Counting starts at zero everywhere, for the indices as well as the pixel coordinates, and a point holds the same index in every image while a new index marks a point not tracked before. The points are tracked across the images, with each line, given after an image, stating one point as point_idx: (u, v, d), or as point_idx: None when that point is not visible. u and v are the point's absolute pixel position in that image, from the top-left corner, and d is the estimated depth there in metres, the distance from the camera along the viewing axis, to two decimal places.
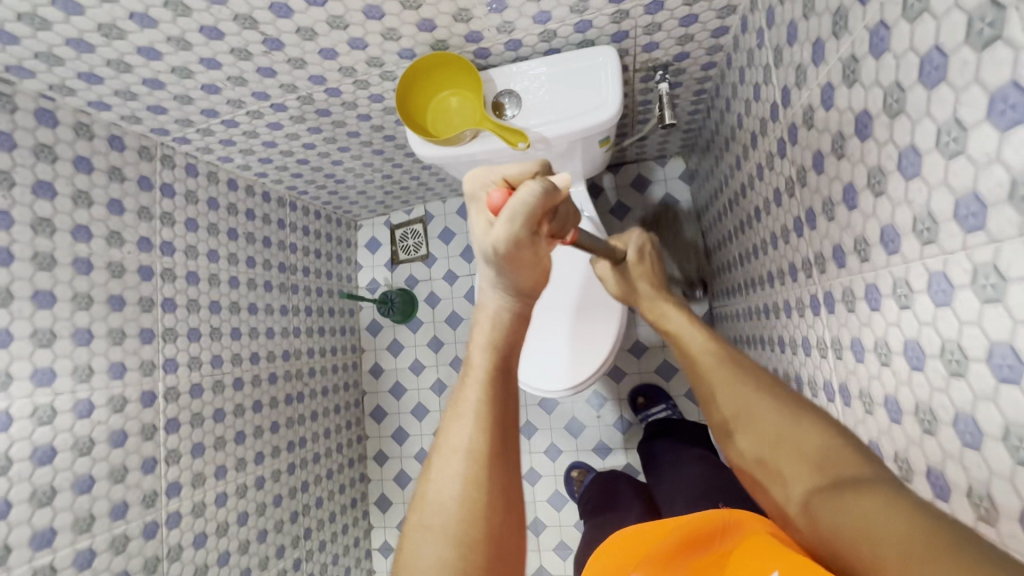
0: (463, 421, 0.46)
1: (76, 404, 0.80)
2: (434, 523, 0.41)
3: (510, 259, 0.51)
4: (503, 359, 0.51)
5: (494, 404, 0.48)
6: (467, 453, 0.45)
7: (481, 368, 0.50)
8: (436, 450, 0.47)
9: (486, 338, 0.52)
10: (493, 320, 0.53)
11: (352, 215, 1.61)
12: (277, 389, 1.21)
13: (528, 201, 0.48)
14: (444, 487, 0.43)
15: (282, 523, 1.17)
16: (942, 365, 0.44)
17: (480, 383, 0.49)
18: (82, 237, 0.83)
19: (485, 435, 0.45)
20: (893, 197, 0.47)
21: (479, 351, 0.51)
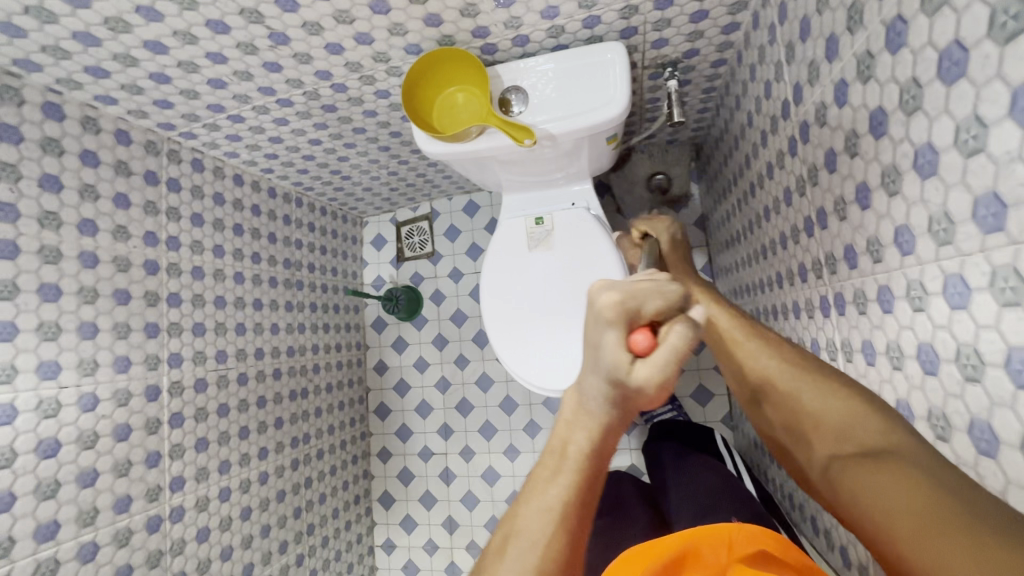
0: (545, 514, 0.39)
1: (80, 397, 0.80)
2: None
3: (641, 395, 0.40)
4: (600, 455, 0.42)
5: (581, 503, 0.40)
6: (542, 546, 0.38)
7: (572, 459, 0.41)
8: (506, 539, 0.40)
9: (586, 431, 0.41)
10: (601, 420, 0.41)
11: (358, 211, 1.61)
12: (281, 385, 1.22)
13: (681, 347, 0.39)
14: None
15: (285, 519, 1.17)
16: (957, 370, 0.43)
17: (567, 483, 0.40)
18: (88, 231, 0.84)
19: (561, 535, 0.39)
20: (908, 197, 0.46)
21: (572, 439, 0.41)
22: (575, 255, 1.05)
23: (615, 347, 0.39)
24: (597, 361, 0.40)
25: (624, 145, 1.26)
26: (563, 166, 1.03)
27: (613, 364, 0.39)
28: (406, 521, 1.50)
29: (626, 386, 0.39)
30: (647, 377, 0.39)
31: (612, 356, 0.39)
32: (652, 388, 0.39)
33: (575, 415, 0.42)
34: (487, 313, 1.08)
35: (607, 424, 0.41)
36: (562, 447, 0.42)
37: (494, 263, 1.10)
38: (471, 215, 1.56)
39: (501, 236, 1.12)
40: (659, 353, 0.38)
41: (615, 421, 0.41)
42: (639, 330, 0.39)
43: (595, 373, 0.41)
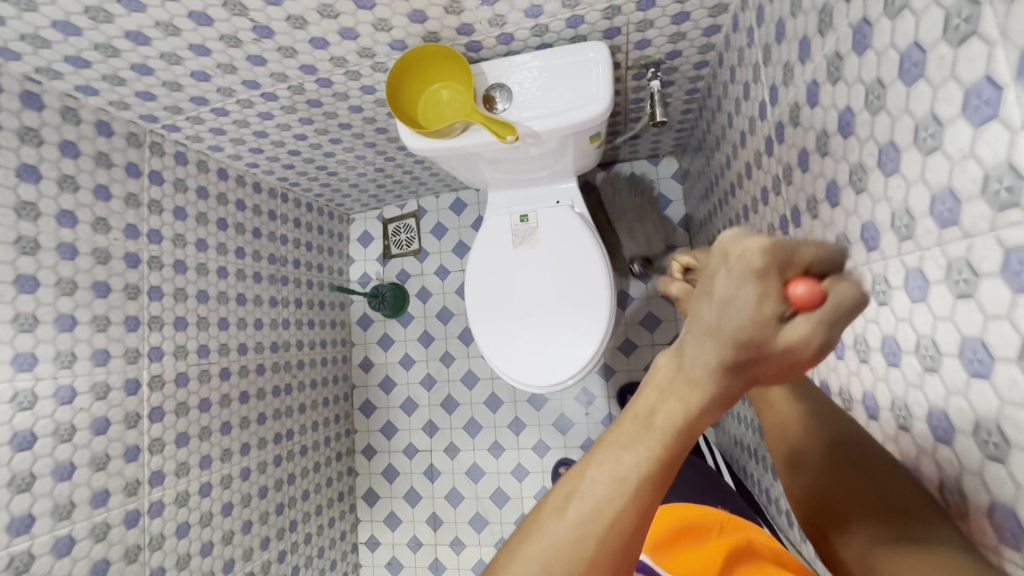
0: (613, 488, 0.29)
1: (57, 389, 0.79)
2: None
3: (772, 368, 0.29)
4: (694, 431, 0.31)
5: (661, 480, 0.30)
6: (608, 523, 0.29)
7: (659, 431, 0.30)
8: (560, 503, 0.30)
9: (685, 400, 0.30)
10: (703, 392, 0.30)
11: (345, 208, 1.61)
12: (265, 380, 1.21)
13: (848, 308, 0.28)
14: (550, 568, 0.28)
15: (267, 515, 1.17)
16: (917, 361, 0.44)
17: (645, 452, 0.30)
18: (67, 222, 0.83)
19: (632, 516, 0.29)
20: (873, 194, 0.47)
21: (663, 406, 0.30)
22: (561, 256, 1.06)
23: (756, 301, 0.27)
24: (724, 318, 0.29)
25: (609, 144, 1.28)
26: (548, 163, 1.04)
27: (750, 324, 0.28)
28: (390, 519, 1.50)
29: (757, 352, 0.28)
30: (792, 343, 0.28)
31: (748, 317, 0.28)
32: (797, 357, 0.28)
33: (673, 377, 0.31)
34: (472, 315, 1.09)
35: (714, 396, 0.30)
36: (649, 412, 0.31)
37: (477, 264, 1.11)
38: (458, 213, 1.57)
39: (483, 238, 1.12)
40: (825, 310, 0.27)
41: (727, 392, 0.30)
42: (796, 276, 0.28)
43: (715, 335, 0.29)
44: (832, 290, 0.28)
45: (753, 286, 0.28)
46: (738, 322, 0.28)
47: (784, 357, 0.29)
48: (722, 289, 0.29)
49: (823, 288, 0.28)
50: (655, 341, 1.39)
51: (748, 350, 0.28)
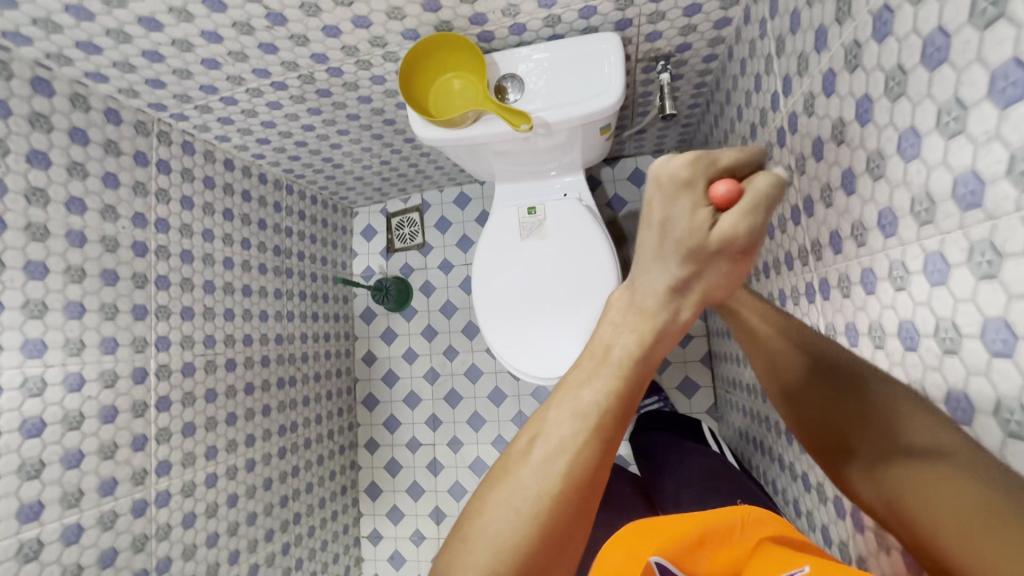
0: (575, 424, 0.30)
1: (66, 376, 0.79)
2: (491, 562, 0.28)
3: (715, 266, 0.34)
4: (650, 361, 0.33)
5: (621, 410, 0.31)
6: (572, 457, 0.30)
7: (615, 365, 0.32)
8: (525, 449, 0.31)
9: (638, 331, 0.33)
10: (654, 320, 0.33)
11: (348, 201, 1.61)
12: (269, 371, 1.21)
13: (768, 195, 0.33)
14: (522, 506, 0.29)
15: (272, 507, 1.16)
16: (936, 344, 0.45)
17: (602, 385, 0.31)
18: (76, 209, 0.82)
19: (596, 448, 0.30)
20: (892, 180, 0.48)
21: (617, 340, 0.33)
22: (568, 247, 1.06)
23: (690, 211, 0.32)
24: (664, 238, 0.33)
25: (615, 139, 1.28)
26: (556, 156, 1.04)
27: (688, 233, 0.32)
28: (393, 513, 1.49)
29: (701, 258, 0.33)
30: (728, 237, 0.32)
31: (685, 227, 0.32)
32: (733, 248, 0.33)
33: (625, 312, 0.34)
34: (478, 311, 1.09)
35: (665, 321, 0.33)
36: (604, 350, 0.33)
37: (483, 259, 1.11)
38: (462, 207, 1.57)
39: (489, 233, 1.12)
40: (743, 203, 0.32)
41: (676, 316, 0.34)
42: (715, 180, 0.33)
43: (659, 257, 0.33)
44: (748, 187, 0.33)
45: (685, 200, 0.32)
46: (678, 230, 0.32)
47: (723, 251, 0.33)
48: (660, 211, 0.33)
49: (739, 187, 0.33)
50: None
51: (691, 261, 0.33)
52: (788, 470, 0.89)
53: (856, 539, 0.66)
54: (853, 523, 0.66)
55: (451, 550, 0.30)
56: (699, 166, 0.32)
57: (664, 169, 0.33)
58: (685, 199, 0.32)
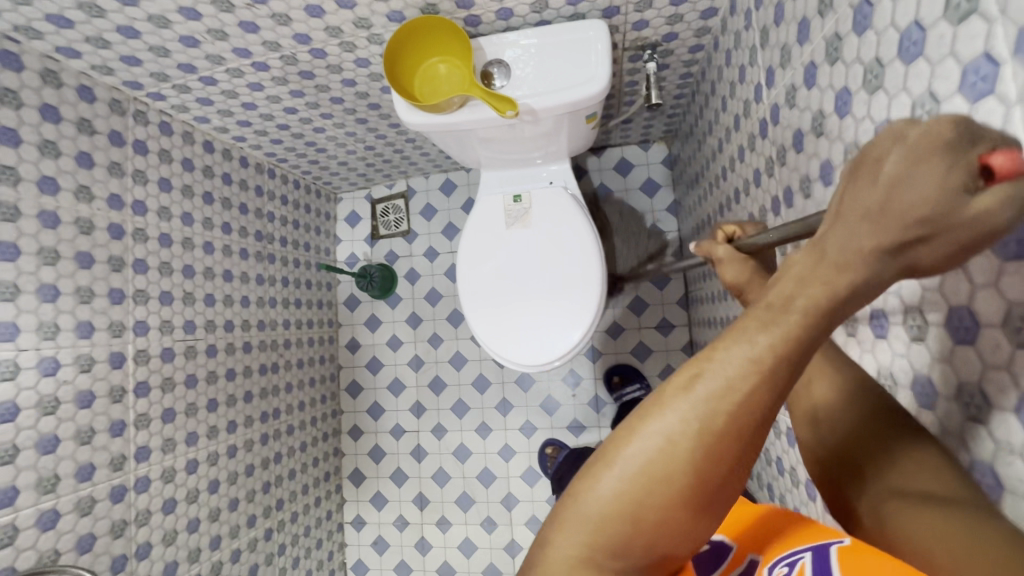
0: (746, 368, 0.30)
1: (40, 360, 0.77)
2: (637, 483, 0.32)
3: (946, 247, 0.25)
4: (837, 315, 0.30)
5: (795, 360, 0.30)
6: (736, 403, 0.30)
7: (798, 313, 0.29)
8: (687, 382, 0.32)
9: (826, 284, 0.29)
10: (856, 277, 0.28)
11: (332, 186, 1.58)
12: (251, 358, 1.20)
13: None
14: (673, 439, 0.31)
15: (254, 493, 1.16)
16: (904, 331, 0.46)
17: (780, 333, 0.30)
18: (48, 189, 0.80)
19: (763, 396, 0.30)
20: None
21: (801, 291, 0.30)
22: (554, 235, 1.07)
23: (944, 173, 0.24)
24: (891, 199, 0.26)
25: (602, 128, 1.28)
26: (542, 144, 1.04)
27: (932, 193, 0.24)
28: (376, 499, 1.50)
29: (930, 231, 0.25)
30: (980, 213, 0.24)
31: (930, 187, 0.24)
32: (979, 233, 0.24)
33: (816, 261, 0.30)
34: (462, 296, 1.09)
35: (864, 281, 0.28)
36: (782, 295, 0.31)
37: (469, 245, 1.11)
38: (448, 194, 1.56)
39: (474, 221, 1.12)
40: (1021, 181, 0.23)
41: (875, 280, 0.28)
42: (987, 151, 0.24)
43: (878, 218, 0.27)
44: None
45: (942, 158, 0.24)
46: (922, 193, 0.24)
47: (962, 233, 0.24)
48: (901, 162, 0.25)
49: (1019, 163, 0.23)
50: (642, 323, 1.41)
51: (924, 229, 0.25)
52: (762, 455, 0.92)
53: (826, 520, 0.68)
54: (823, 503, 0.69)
55: (600, 461, 0.35)
56: (961, 133, 0.24)
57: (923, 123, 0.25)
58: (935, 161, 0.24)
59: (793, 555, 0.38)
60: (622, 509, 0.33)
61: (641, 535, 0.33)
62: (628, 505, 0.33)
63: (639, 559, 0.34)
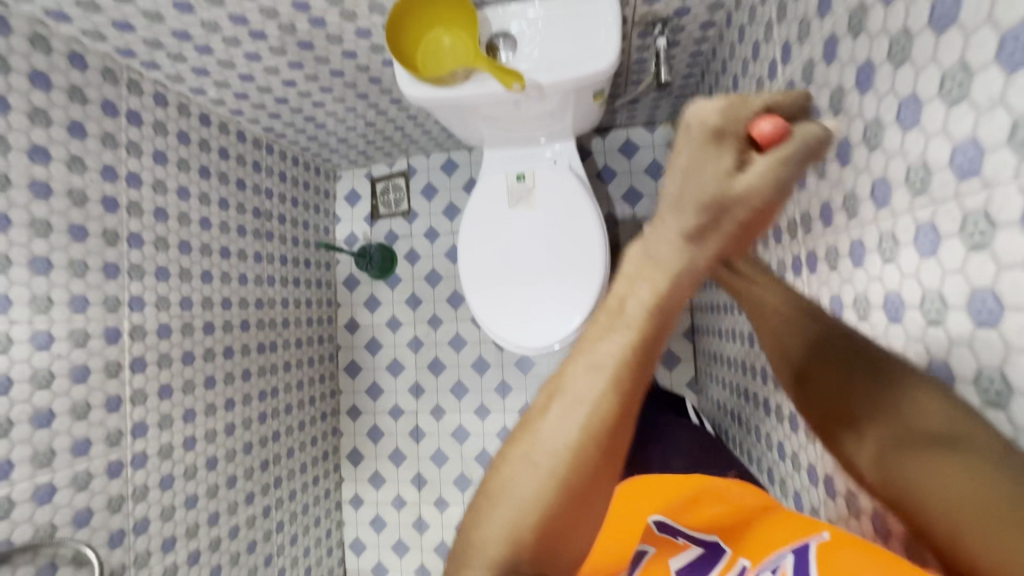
0: (594, 378, 0.35)
1: (33, 334, 0.76)
2: (519, 512, 0.35)
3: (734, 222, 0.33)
4: (665, 315, 0.35)
5: (636, 362, 0.35)
6: (590, 411, 0.35)
7: (630, 321, 0.35)
8: (547, 402, 0.37)
9: (649, 283, 0.35)
10: (671, 273, 0.34)
11: (332, 164, 1.56)
12: (249, 336, 1.19)
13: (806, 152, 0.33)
14: (539, 461, 0.35)
15: (252, 471, 1.16)
16: (920, 315, 0.45)
17: (623, 340, 0.35)
18: (39, 158, 0.78)
19: (614, 402, 0.35)
20: (889, 149, 0.47)
21: (630, 298, 0.35)
22: (557, 215, 1.05)
23: (717, 162, 0.33)
24: (686, 185, 0.33)
25: (608, 107, 1.25)
26: (548, 121, 1.02)
27: (715, 178, 0.32)
28: (375, 478, 1.50)
29: (718, 209, 0.33)
30: (751, 188, 0.32)
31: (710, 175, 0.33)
32: (758, 204, 0.33)
33: (642, 262, 0.36)
34: (467, 286, 1.07)
35: (686, 264, 0.34)
36: (620, 305, 0.36)
37: (469, 234, 1.09)
38: (449, 174, 1.53)
39: (472, 209, 1.10)
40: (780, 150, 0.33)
41: (696, 265, 0.34)
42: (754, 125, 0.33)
43: (677, 206, 0.34)
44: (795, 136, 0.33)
45: (712, 150, 0.33)
46: (703, 175, 0.33)
47: (742, 202, 0.33)
48: (683, 157, 0.33)
49: (782, 130, 0.33)
50: None
51: (715, 206, 0.33)
52: (763, 440, 0.91)
53: (828, 505, 0.68)
54: (825, 489, 0.68)
55: (485, 496, 0.37)
56: (727, 120, 0.33)
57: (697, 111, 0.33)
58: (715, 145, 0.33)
59: (776, 561, 0.43)
60: (508, 542, 0.35)
61: (529, 562, 0.35)
62: (513, 535, 0.35)
63: None
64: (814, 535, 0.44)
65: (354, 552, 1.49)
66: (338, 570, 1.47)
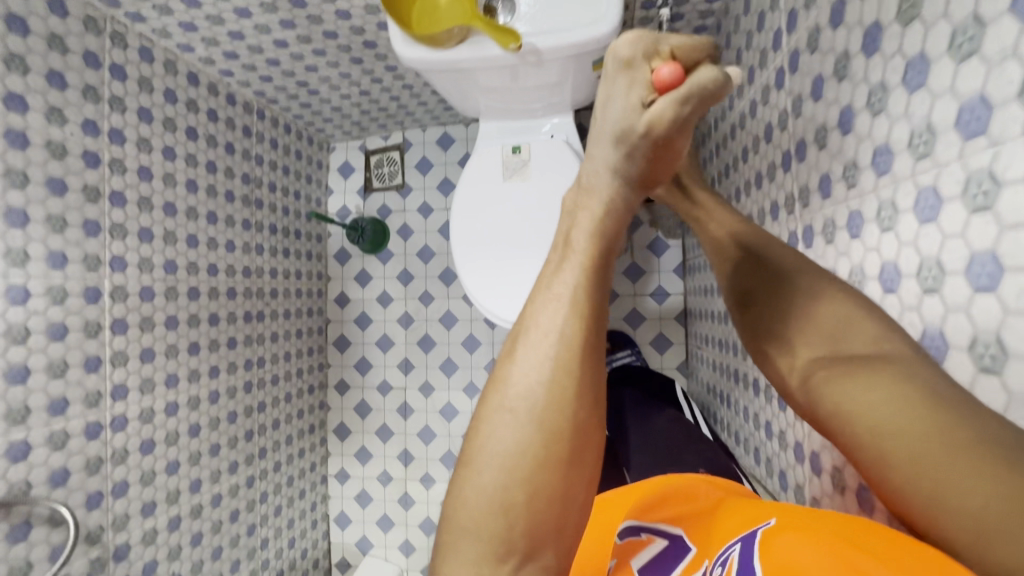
0: (555, 312, 0.40)
1: (8, 289, 0.74)
2: (504, 464, 0.37)
3: (648, 154, 0.42)
4: (607, 240, 0.42)
5: (591, 288, 0.40)
6: (557, 342, 0.39)
7: (578, 251, 0.41)
8: (514, 350, 0.40)
9: (590, 214, 0.42)
10: (602, 195, 0.42)
11: (325, 134, 1.52)
12: (236, 304, 1.17)
13: (708, 86, 0.40)
14: (516, 407, 0.38)
15: (236, 440, 1.15)
16: (916, 284, 0.44)
17: (577, 268, 0.41)
18: (16, 106, 0.75)
19: (578, 329, 0.39)
20: (893, 113, 0.46)
21: (575, 232, 0.42)
22: (551, 189, 1.03)
23: (627, 93, 0.41)
24: (606, 119, 0.42)
25: None
26: (547, 93, 0.99)
27: (622, 110, 0.41)
28: (361, 453, 1.50)
29: (632, 137, 0.41)
30: (653, 123, 0.40)
31: (621, 108, 0.41)
32: (662, 134, 0.40)
33: (579, 193, 0.44)
34: (463, 275, 1.04)
35: (615, 192, 0.42)
36: (567, 240, 0.42)
37: (461, 224, 1.06)
38: (445, 149, 1.51)
39: (461, 198, 1.08)
40: (683, 89, 0.39)
41: (622, 191, 0.42)
42: (662, 65, 0.41)
43: (600, 139, 0.43)
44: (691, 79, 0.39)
45: (624, 82, 0.42)
46: (617, 105, 0.42)
47: (650, 133, 0.40)
48: (602, 95, 0.43)
49: (678, 74, 0.40)
50: (637, 291, 1.40)
51: (629, 137, 0.41)
52: (751, 420, 0.91)
53: (813, 482, 0.68)
54: (811, 466, 0.68)
55: (470, 461, 0.38)
56: (641, 56, 0.42)
57: (617, 43, 0.42)
58: (630, 74, 0.42)
59: (727, 552, 0.43)
60: (498, 494, 0.36)
61: (523, 518, 0.36)
62: (503, 488, 0.36)
63: (532, 546, 0.36)
64: (767, 520, 0.44)
65: (339, 526, 1.49)
66: (322, 543, 1.47)
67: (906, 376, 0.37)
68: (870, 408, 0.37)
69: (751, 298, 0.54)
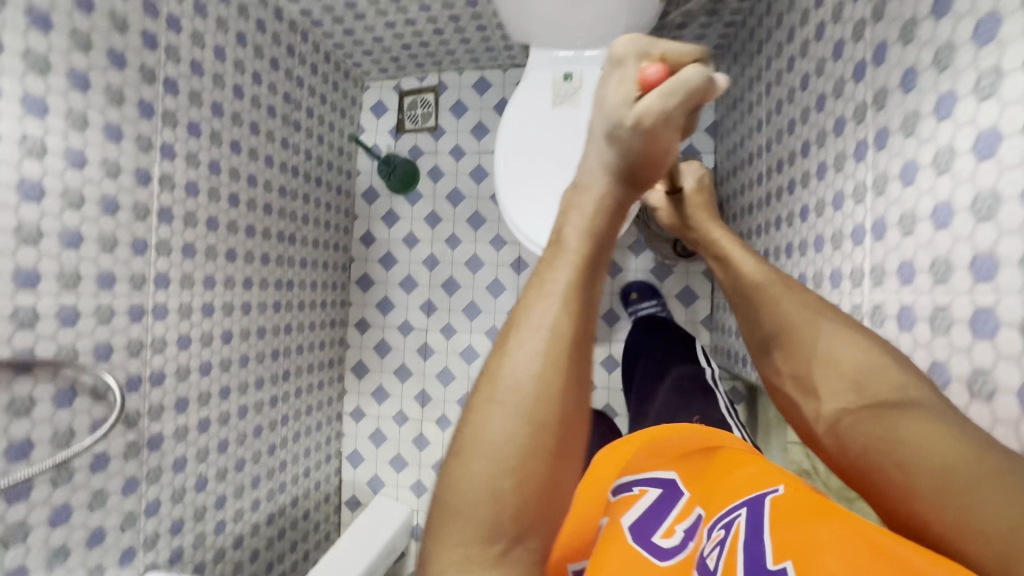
0: (549, 305, 0.37)
1: (63, 231, 0.76)
2: (495, 458, 0.34)
3: (640, 152, 0.39)
4: (599, 238, 0.39)
5: (583, 284, 0.38)
6: (551, 335, 0.36)
7: (572, 250, 0.38)
8: (506, 344, 0.37)
9: (586, 212, 0.39)
10: (598, 196, 0.40)
11: (362, 69, 1.53)
12: (271, 222, 1.20)
13: (693, 80, 0.39)
14: (504, 402, 0.35)
15: (263, 355, 1.18)
16: (1019, 273, 0.48)
17: (570, 265, 0.38)
18: (82, 45, 0.76)
19: (570, 322, 0.36)
20: (1005, 98, 0.49)
21: (568, 229, 0.39)
22: None
23: (619, 88, 0.40)
24: (602, 117, 0.40)
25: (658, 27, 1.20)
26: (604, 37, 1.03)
27: (615, 106, 0.39)
28: (378, 393, 1.53)
29: (621, 135, 0.39)
30: (642, 117, 0.38)
31: (617, 103, 0.39)
32: (653, 130, 0.39)
33: (571, 198, 0.41)
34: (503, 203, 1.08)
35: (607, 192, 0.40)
36: (558, 237, 0.40)
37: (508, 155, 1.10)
38: (481, 93, 1.52)
39: (512, 132, 1.11)
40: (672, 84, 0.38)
41: (613, 189, 0.40)
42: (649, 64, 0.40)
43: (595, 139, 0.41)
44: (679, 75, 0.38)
45: (616, 77, 0.40)
46: (606, 100, 0.40)
47: (642, 126, 0.38)
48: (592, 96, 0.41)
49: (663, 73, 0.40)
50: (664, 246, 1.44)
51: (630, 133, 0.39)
52: None
53: None
54: None
55: (456, 456, 0.35)
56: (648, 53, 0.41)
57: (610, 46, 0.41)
58: (621, 70, 0.40)
59: (728, 515, 0.46)
60: (488, 493, 0.34)
61: (511, 512, 0.34)
62: (493, 484, 0.34)
63: (524, 535, 0.34)
64: (767, 488, 0.47)
65: (350, 464, 1.52)
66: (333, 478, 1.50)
67: (938, 416, 0.41)
68: (915, 446, 0.41)
69: (770, 339, 0.57)
